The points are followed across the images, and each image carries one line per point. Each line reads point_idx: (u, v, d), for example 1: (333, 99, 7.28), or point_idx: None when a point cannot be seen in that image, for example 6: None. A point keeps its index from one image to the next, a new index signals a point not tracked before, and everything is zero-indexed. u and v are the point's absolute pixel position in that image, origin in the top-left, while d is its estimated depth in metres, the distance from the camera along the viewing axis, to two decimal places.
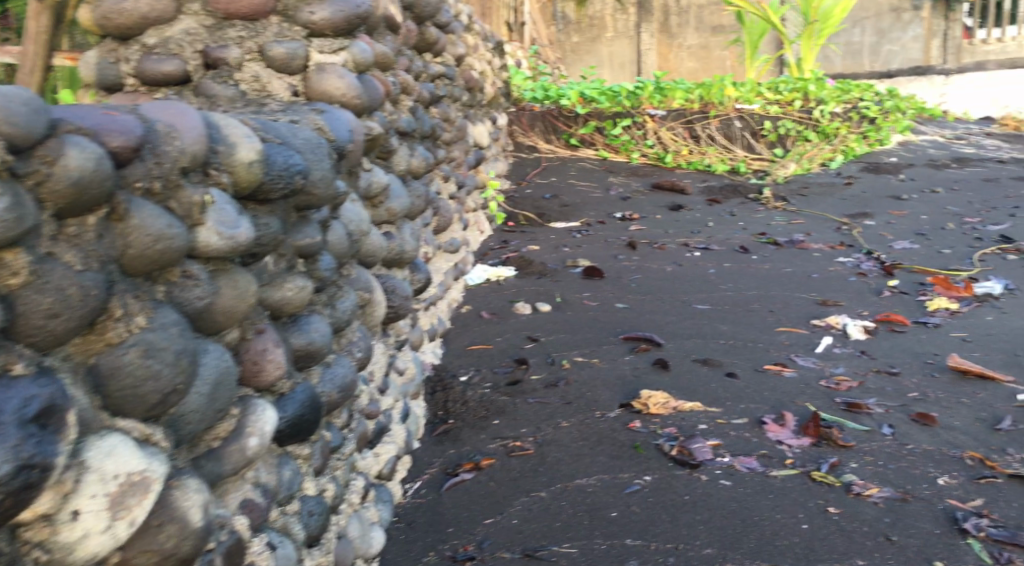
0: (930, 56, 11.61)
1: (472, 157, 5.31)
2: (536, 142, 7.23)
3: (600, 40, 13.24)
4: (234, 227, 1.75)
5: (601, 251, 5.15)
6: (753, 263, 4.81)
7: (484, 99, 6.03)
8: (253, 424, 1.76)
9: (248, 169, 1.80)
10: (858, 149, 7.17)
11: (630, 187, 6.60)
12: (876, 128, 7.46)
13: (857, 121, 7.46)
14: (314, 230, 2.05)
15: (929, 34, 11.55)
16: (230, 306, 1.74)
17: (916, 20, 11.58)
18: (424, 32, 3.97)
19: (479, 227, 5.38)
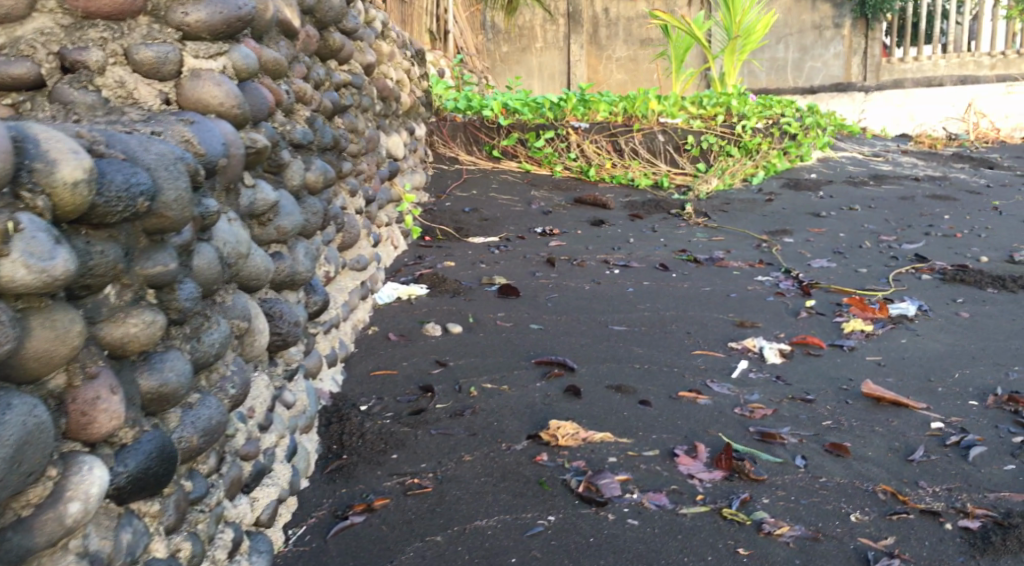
0: (851, 73, 11.76)
1: (385, 169, 5.10)
2: (458, 153, 7.06)
3: (530, 51, 13.10)
4: (50, 257, 1.52)
5: (518, 268, 4.97)
6: (672, 282, 4.67)
7: (401, 109, 5.83)
8: (76, 486, 1.57)
9: (73, 190, 1.58)
10: (779, 166, 7.13)
11: (552, 201, 6.45)
12: (796, 145, 7.44)
13: (779, 137, 7.40)
14: (171, 256, 1.85)
15: (849, 52, 11.73)
16: (46, 350, 1.53)
17: (837, 38, 11.76)
18: (327, 39, 3.76)
19: (393, 243, 5.17)
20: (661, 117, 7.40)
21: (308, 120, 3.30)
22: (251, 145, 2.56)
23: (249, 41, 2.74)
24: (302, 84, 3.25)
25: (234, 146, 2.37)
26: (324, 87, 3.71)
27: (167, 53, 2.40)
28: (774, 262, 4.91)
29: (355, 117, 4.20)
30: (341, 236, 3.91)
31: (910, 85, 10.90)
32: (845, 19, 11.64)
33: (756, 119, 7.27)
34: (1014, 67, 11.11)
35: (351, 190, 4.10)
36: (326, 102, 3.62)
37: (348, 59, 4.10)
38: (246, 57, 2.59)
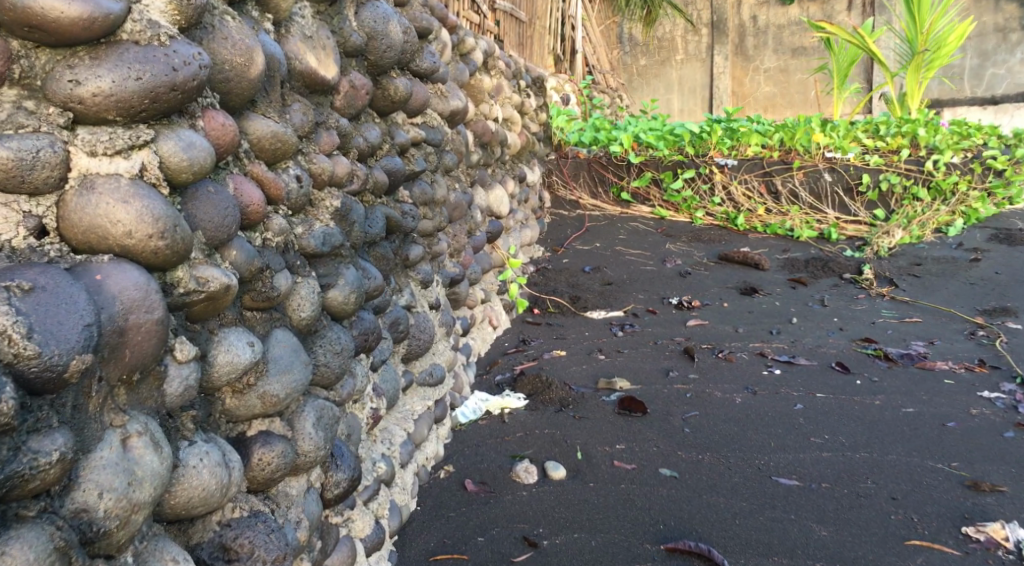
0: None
1: (483, 233, 4.27)
2: (580, 197, 6.25)
3: (670, 63, 11.91)
4: None
5: (645, 363, 3.87)
6: (856, 395, 3.46)
7: (501, 152, 4.92)
8: None
9: None
10: (983, 212, 5.88)
11: (692, 258, 5.36)
12: (1004, 184, 6.05)
13: (980, 174, 6.03)
14: None
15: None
16: None
17: None
18: (387, 85, 2.85)
19: (485, 322, 4.16)
20: (828, 149, 6.11)
21: (338, 207, 2.26)
22: (196, 290, 1.58)
23: (218, 112, 1.76)
24: (329, 160, 2.23)
25: (134, 311, 1.43)
26: (380, 150, 2.81)
27: (37, 151, 1.45)
28: (999, 366, 3.67)
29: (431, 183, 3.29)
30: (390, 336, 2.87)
31: None
32: None
33: (952, 153, 5.93)
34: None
35: (421, 277, 3.17)
36: (379, 176, 2.69)
37: (422, 108, 3.21)
38: (190, 144, 1.59)
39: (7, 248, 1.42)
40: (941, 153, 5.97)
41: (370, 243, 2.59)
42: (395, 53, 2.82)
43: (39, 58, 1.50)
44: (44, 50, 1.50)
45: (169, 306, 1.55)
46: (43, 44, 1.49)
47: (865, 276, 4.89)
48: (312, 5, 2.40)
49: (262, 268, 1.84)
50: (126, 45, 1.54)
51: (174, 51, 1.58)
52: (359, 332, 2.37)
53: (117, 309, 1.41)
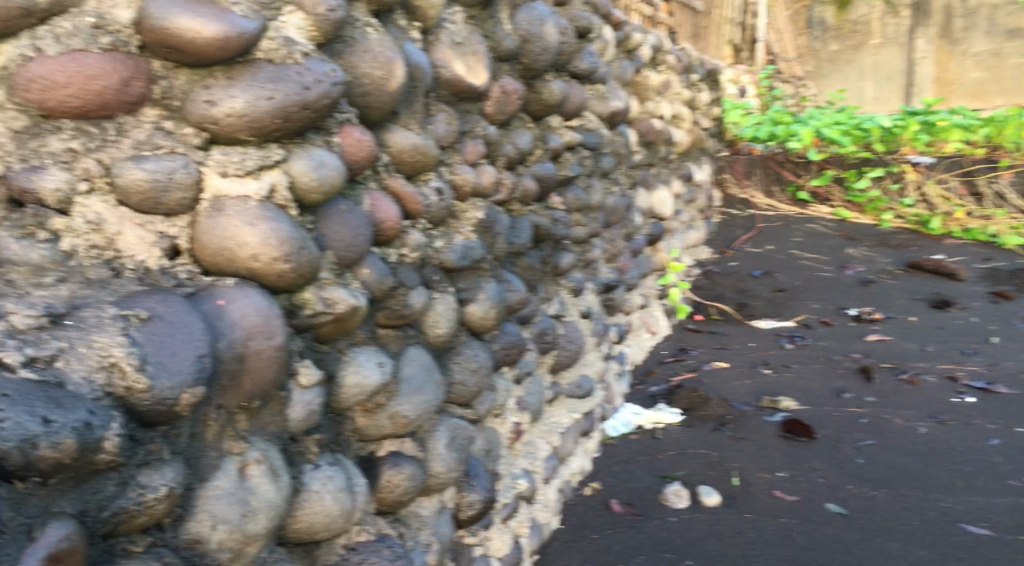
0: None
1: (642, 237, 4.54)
2: (753, 195, 6.45)
3: (865, 48, 10.88)
4: None
5: (817, 382, 4.08)
6: None
7: (660, 148, 4.88)
8: None
9: None
10: None
11: (877, 265, 5.49)
12: None
13: None
14: None
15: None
16: None
17: None
18: (540, 88, 2.86)
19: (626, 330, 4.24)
20: None
21: (481, 219, 2.24)
22: (323, 311, 1.58)
23: (355, 128, 1.75)
24: (473, 171, 2.21)
25: (255, 337, 1.45)
26: (530, 157, 2.81)
27: (171, 172, 1.51)
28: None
29: (586, 187, 3.32)
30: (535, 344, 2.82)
31: None
32: None
33: None
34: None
35: (572, 286, 3.24)
36: (530, 184, 2.66)
37: (577, 111, 3.19)
38: (320, 164, 1.62)
39: (140, 268, 1.48)
40: None
41: (515, 254, 2.57)
42: (551, 57, 2.81)
43: (178, 78, 1.57)
44: (183, 71, 1.57)
45: (296, 328, 1.56)
46: (182, 65, 1.57)
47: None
48: (463, 10, 2.35)
49: (396, 285, 1.82)
50: (261, 63, 1.58)
51: (308, 68, 1.61)
52: (499, 345, 2.35)
53: (237, 337, 1.42)
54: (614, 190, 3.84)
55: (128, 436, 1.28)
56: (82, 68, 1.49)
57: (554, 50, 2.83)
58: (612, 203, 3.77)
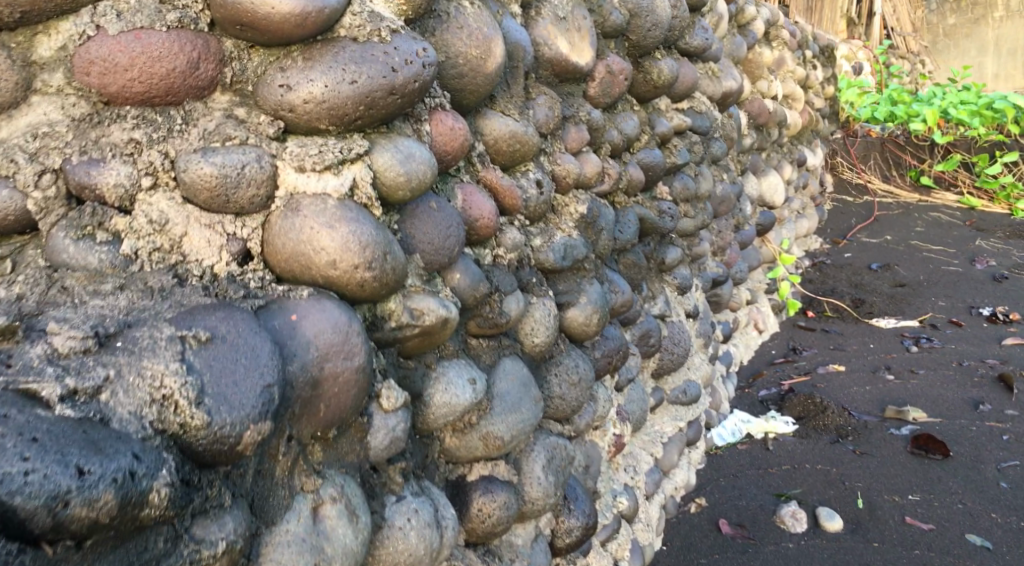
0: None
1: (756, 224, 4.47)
2: (869, 179, 6.59)
3: (986, 21, 10.70)
4: None
5: (948, 392, 3.90)
6: None
7: (770, 131, 4.66)
8: None
9: None
10: None
11: (1007, 260, 5.59)
12: None
13: None
14: None
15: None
16: None
17: None
18: (650, 67, 2.62)
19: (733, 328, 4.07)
20: None
21: (584, 213, 2.06)
22: (409, 323, 1.50)
23: (447, 115, 1.64)
24: (577, 160, 2.03)
25: (331, 357, 1.38)
26: (636, 142, 2.59)
27: (242, 167, 1.42)
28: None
29: (694, 176, 3.11)
30: (636, 347, 2.68)
31: None
32: None
33: None
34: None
35: (679, 283, 3.04)
36: (636, 174, 2.47)
37: (687, 92, 2.95)
38: (408, 156, 1.53)
39: (208, 275, 1.40)
40: None
41: (620, 250, 2.40)
42: (662, 32, 2.57)
43: (252, 59, 1.50)
44: (257, 50, 1.50)
45: (380, 339, 1.49)
46: (257, 44, 1.49)
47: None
48: None
49: (491, 290, 1.69)
50: (343, 40, 1.49)
51: (395, 47, 1.52)
52: (600, 352, 2.17)
53: (311, 358, 1.37)
54: (724, 176, 3.62)
55: (182, 474, 1.24)
56: (145, 47, 1.40)
57: (667, 24, 2.58)
58: (721, 192, 3.52)
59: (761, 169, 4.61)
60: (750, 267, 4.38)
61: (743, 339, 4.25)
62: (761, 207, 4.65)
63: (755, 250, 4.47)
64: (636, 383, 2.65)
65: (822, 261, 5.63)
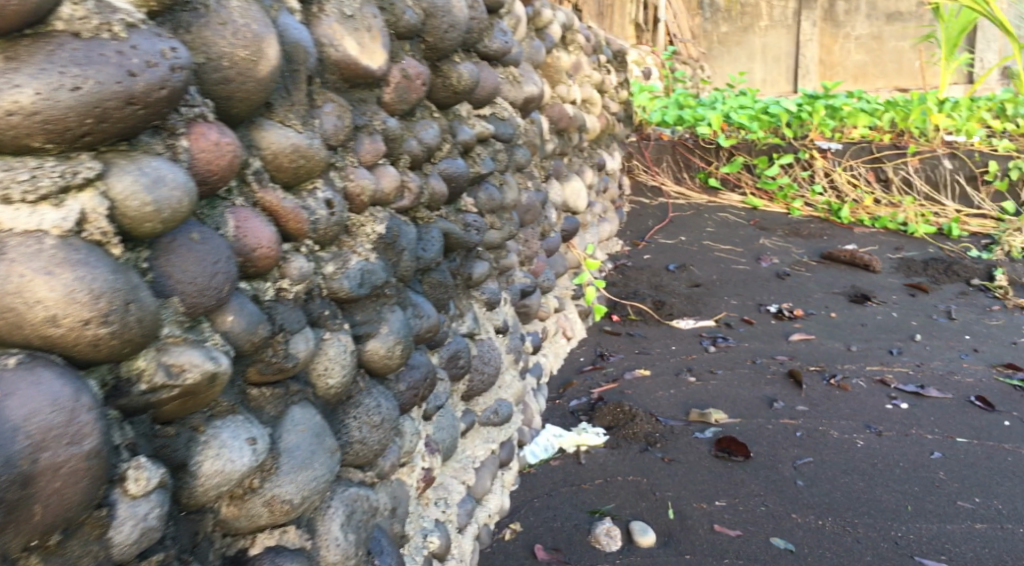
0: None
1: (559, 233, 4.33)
2: (662, 182, 6.84)
3: (753, 30, 11.77)
4: None
5: (744, 391, 3.92)
6: (1004, 441, 3.44)
7: (570, 136, 4.64)
8: None
9: None
10: None
11: (792, 258, 5.87)
12: None
13: None
14: None
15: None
16: None
17: None
18: (449, 72, 2.45)
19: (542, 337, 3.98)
20: (947, 133, 6.65)
21: (382, 235, 1.88)
22: (166, 384, 1.36)
23: (210, 125, 1.50)
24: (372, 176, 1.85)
25: (48, 446, 1.21)
26: (439, 152, 2.44)
27: None
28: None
29: (500, 186, 2.99)
30: (446, 368, 2.50)
31: None
32: None
33: None
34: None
35: (487, 298, 2.89)
36: (439, 186, 2.31)
37: (490, 98, 2.81)
38: (156, 181, 1.38)
39: None
40: None
41: (422, 269, 2.17)
42: (461, 35, 2.43)
43: None
44: None
45: (129, 406, 1.34)
46: None
47: (997, 285, 5.20)
48: None
49: (275, 332, 1.57)
50: (63, 36, 1.30)
51: (134, 46, 1.36)
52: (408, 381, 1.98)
53: (20, 450, 1.18)
54: (529, 184, 3.55)
55: None
56: None
57: (463, 27, 2.45)
58: (526, 201, 3.43)
59: (564, 174, 4.57)
60: (558, 274, 4.29)
61: (553, 348, 4.14)
62: (565, 212, 4.62)
63: (561, 257, 4.39)
64: (446, 408, 2.48)
65: (623, 264, 5.72)
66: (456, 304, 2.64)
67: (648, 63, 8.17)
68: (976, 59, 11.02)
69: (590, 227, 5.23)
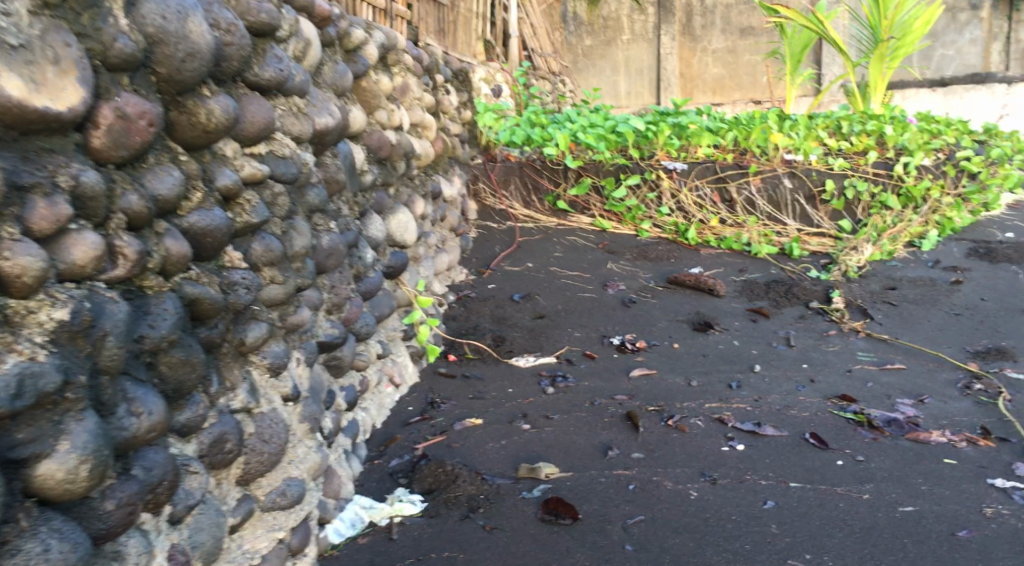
0: (990, 61, 11.09)
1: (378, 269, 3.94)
2: (511, 206, 6.57)
3: (616, 44, 11.80)
4: None
5: (579, 438, 3.68)
6: (841, 486, 3.41)
7: (395, 166, 4.30)
8: None
9: None
10: (958, 220, 6.40)
11: (640, 282, 5.67)
12: (978, 190, 6.57)
13: (954, 176, 6.54)
14: None
15: (988, 38, 11.06)
16: None
17: (973, 21, 11.10)
18: (195, 108, 2.41)
19: (361, 390, 3.56)
20: (787, 151, 6.54)
21: (65, 320, 1.99)
22: None
23: None
24: (40, 251, 1.95)
25: None
26: (187, 204, 2.40)
27: None
28: (1007, 438, 3.78)
29: (281, 235, 2.77)
30: (205, 456, 2.35)
31: None
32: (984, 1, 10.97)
33: (921, 156, 6.38)
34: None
35: (270, 362, 2.65)
36: (176, 246, 2.31)
37: (262, 135, 2.70)
38: None
39: None
40: (911, 155, 6.42)
41: (152, 350, 2.22)
42: (206, 65, 2.41)
43: None
44: None
45: None
46: None
47: (834, 308, 5.15)
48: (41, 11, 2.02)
49: None
50: None
51: None
52: (140, 470, 2.14)
53: None
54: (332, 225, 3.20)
55: None
56: None
57: (210, 54, 2.42)
58: (327, 245, 3.11)
59: (388, 207, 4.22)
60: (381, 316, 3.91)
61: (376, 400, 3.74)
62: (391, 247, 4.26)
63: (386, 296, 4.01)
64: (207, 503, 2.34)
65: (466, 294, 5.39)
66: (219, 378, 2.44)
67: (499, 79, 7.85)
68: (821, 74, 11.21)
69: (425, 259, 4.82)
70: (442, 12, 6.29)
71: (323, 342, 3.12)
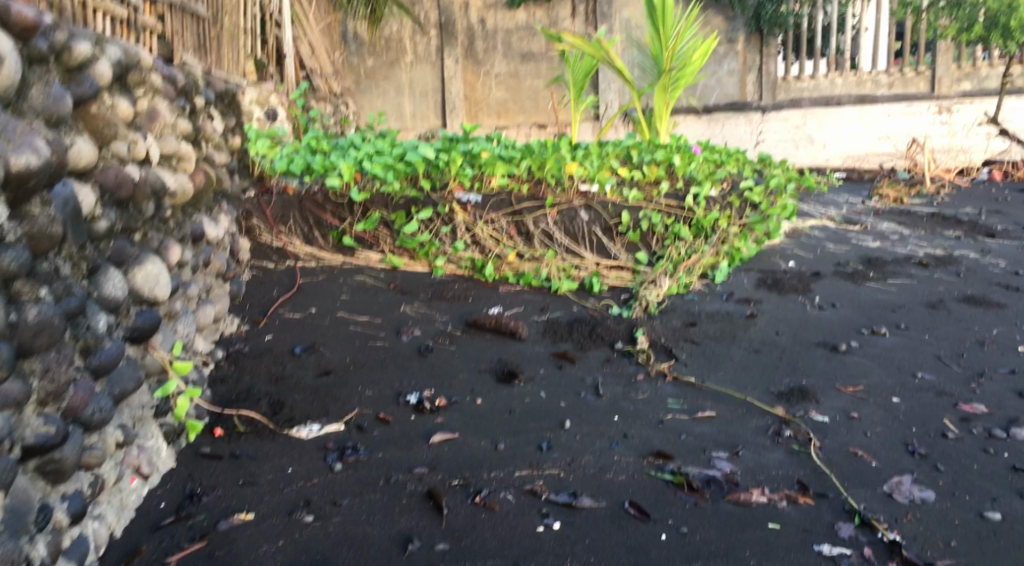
0: (746, 92, 10.26)
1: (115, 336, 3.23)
2: (291, 242, 5.87)
3: (399, 65, 11.29)
4: None
5: (373, 529, 3.20)
6: None
7: (140, 208, 3.60)
8: None
9: None
10: (745, 251, 6.16)
11: (435, 327, 5.14)
12: (762, 219, 6.40)
13: (739, 207, 6.40)
14: None
15: (743, 69, 10.25)
16: None
17: (730, 54, 10.32)
18: None
19: (94, 494, 2.94)
20: (582, 182, 6.25)
21: None
22: None
23: None
24: None
25: None
26: None
27: None
28: (825, 493, 3.43)
29: None
30: None
31: (807, 104, 9.82)
32: (739, 33, 10.21)
33: (710, 188, 6.24)
34: (912, 87, 9.47)
35: None
36: None
37: None
38: None
39: None
40: (699, 186, 6.29)
41: None
42: None
43: None
44: None
45: None
46: None
47: (639, 349, 4.75)
48: None
49: None
50: None
51: None
52: None
53: None
54: (42, 293, 2.73)
55: None
56: None
57: None
58: (33, 320, 2.67)
59: (132, 258, 3.50)
60: (125, 394, 3.24)
61: (116, 500, 3.11)
62: (138, 305, 3.54)
63: (131, 367, 3.33)
64: None
65: (238, 350, 4.69)
66: None
67: (272, 102, 7.13)
68: (601, 101, 11.10)
69: (186, 313, 4.09)
70: (201, 26, 5.55)
71: (31, 446, 2.62)
